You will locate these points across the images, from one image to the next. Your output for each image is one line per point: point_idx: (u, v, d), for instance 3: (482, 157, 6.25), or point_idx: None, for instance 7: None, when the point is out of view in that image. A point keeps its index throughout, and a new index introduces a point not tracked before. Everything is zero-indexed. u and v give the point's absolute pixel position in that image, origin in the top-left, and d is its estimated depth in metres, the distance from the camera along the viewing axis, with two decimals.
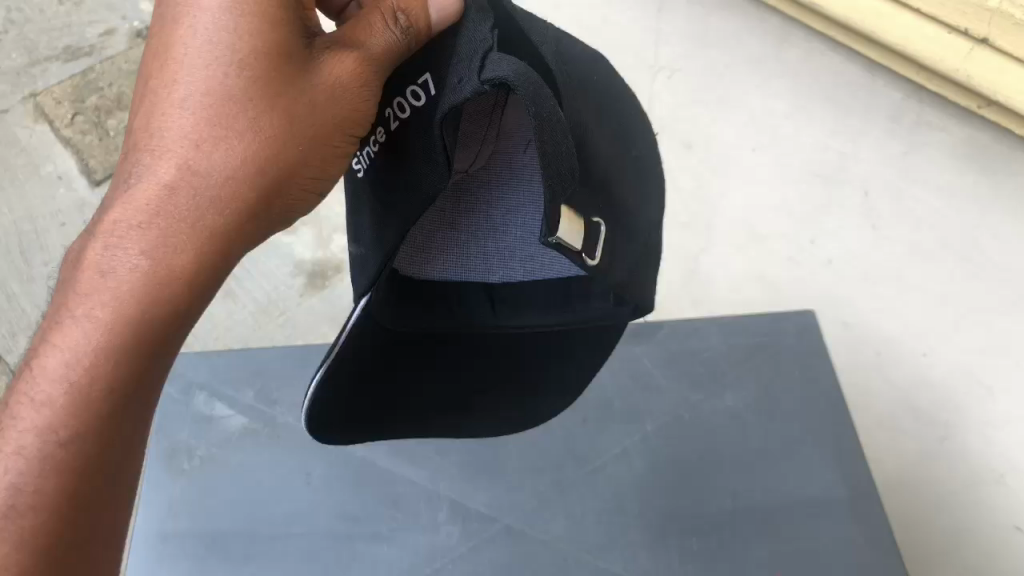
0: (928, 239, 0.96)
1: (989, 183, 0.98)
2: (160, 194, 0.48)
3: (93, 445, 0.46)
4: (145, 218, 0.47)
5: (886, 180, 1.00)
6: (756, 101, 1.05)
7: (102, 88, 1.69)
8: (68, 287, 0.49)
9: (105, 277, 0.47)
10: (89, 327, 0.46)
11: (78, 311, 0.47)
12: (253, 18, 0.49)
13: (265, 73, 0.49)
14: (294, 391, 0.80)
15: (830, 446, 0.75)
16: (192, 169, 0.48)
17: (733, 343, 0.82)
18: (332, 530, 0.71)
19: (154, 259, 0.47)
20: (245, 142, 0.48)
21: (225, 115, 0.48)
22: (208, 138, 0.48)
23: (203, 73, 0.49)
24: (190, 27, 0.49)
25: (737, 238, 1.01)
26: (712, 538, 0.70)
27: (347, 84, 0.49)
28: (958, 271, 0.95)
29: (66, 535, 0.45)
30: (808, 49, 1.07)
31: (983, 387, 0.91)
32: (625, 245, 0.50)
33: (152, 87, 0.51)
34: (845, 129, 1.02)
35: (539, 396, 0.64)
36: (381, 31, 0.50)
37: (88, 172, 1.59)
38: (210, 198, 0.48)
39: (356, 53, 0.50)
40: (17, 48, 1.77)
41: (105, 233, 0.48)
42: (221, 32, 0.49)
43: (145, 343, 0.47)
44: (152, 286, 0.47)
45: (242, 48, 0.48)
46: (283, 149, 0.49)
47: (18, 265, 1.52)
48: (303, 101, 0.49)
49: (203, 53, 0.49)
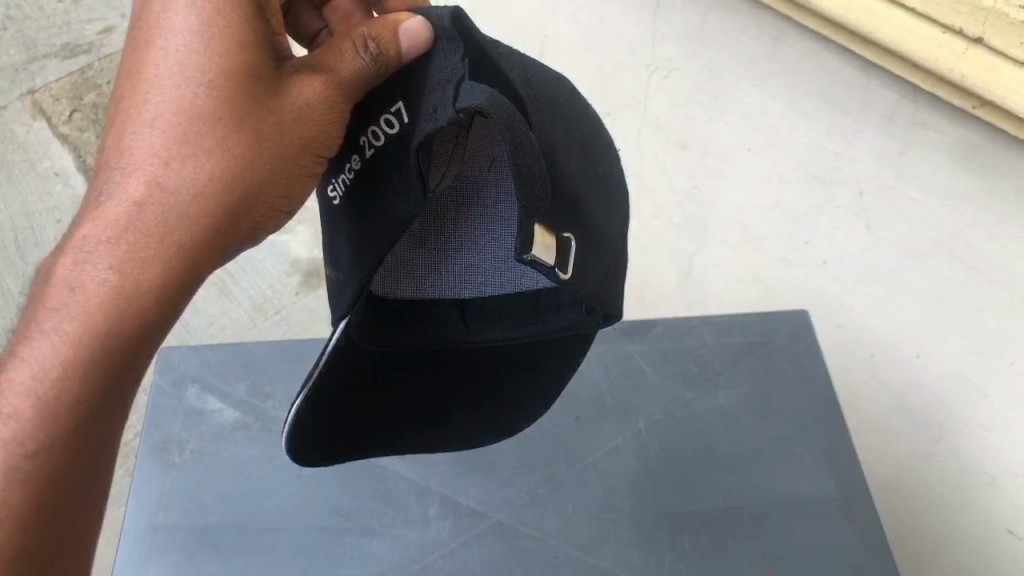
0: (924, 241, 0.86)
1: (984, 188, 0.79)
2: (129, 210, 0.50)
3: (59, 459, 0.47)
4: (114, 234, 0.49)
5: (883, 182, 0.87)
6: (753, 101, 0.93)
7: (101, 85, 1.69)
8: (38, 300, 0.50)
9: (73, 291, 0.49)
10: (59, 340, 0.48)
11: (46, 325, 0.49)
12: (223, 41, 0.51)
13: (234, 94, 0.51)
14: (287, 385, 0.80)
15: (821, 446, 0.75)
16: (161, 184, 0.50)
17: (725, 342, 0.82)
18: (323, 524, 0.71)
19: (121, 274, 0.49)
20: (214, 160, 0.51)
21: (195, 134, 0.50)
22: (178, 156, 0.51)
23: (173, 93, 0.52)
24: (162, 49, 0.52)
25: (734, 238, 1.03)
26: (703, 536, 0.70)
27: (315, 106, 0.51)
28: (951, 272, 0.84)
29: (35, 544, 0.47)
30: (801, 48, 0.88)
31: (975, 388, 0.85)
32: (595, 259, 0.50)
33: (123, 106, 0.53)
34: (841, 127, 0.88)
35: (516, 409, 0.64)
36: (351, 56, 0.52)
37: (85, 169, 1.59)
38: (178, 214, 0.50)
39: (326, 76, 0.51)
40: (16, 45, 1.78)
41: (75, 248, 0.50)
42: (193, 54, 0.52)
43: (116, 354, 0.48)
44: (120, 299, 0.48)
45: (212, 69, 0.51)
46: (251, 168, 0.52)
47: (13, 260, 1.51)
48: (272, 121, 0.52)
49: (174, 74, 0.52)
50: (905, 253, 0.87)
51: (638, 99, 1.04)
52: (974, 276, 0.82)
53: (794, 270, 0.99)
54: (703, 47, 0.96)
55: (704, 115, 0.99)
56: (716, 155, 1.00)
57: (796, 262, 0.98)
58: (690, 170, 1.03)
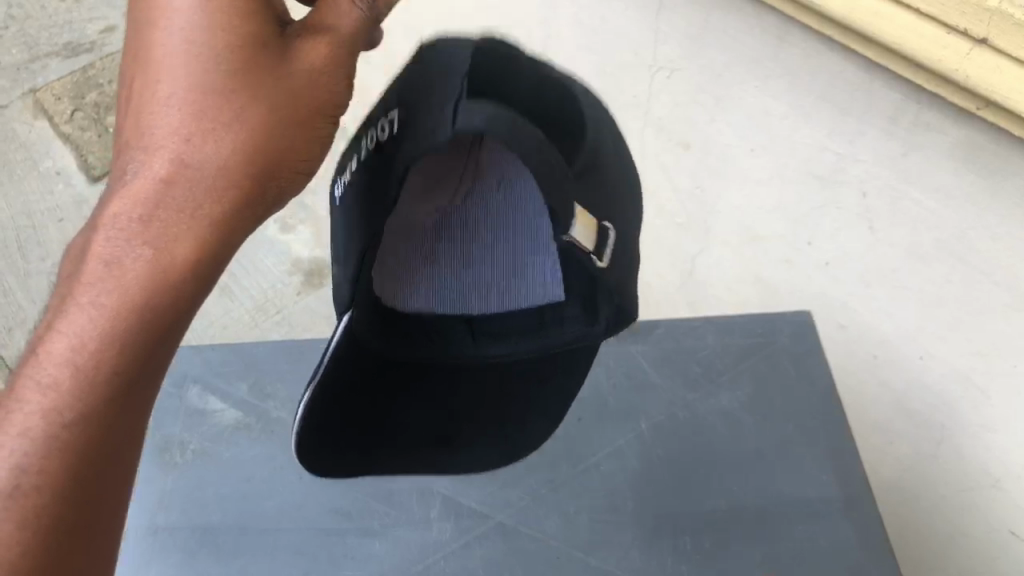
0: (926, 242, 0.84)
1: (988, 188, 0.77)
2: (156, 187, 0.46)
3: (97, 435, 0.47)
4: (145, 213, 0.46)
5: (885, 182, 0.85)
6: (755, 101, 0.93)
7: (101, 84, 1.68)
8: (70, 280, 0.48)
9: (109, 270, 0.47)
10: (97, 318, 0.46)
11: (84, 301, 0.47)
12: (230, 3, 0.46)
13: (249, 62, 0.47)
14: (286, 386, 0.80)
15: (823, 446, 0.75)
16: (185, 160, 0.46)
17: (728, 343, 0.81)
18: (322, 525, 0.71)
19: (157, 253, 0.46)
20: (236, 134, 0.47)
21: (214, 105, 0.46)
22: (199, 131, 0.46)
23: (185, 66, 0.47)
24: (164, 17, 0.47)
25: (737, 240, 1.04)
26: (705, 537, 0.70)
27: (320, 73, 0.48)
28: (953, 274, 0.83)
29: (77, 514, 0.47)
30: (805, 48, 0.85)
31: (978, 390, 0.85)
32: (619, 250, 0.52)
33: (135, 75, 0.48)
34: (843, 128, 0.86)
35: (527, 427, 0.64)
36: (348, 16, 0.49)
37: (86, 168, 1.59)
38: (206, 190, 0.47)
39: (325, 38, 0.48)
40: (17, 44, 1.78)
41: (105, 228, 0.47)
42: (201, 21, 0.47)
43: (157, 329, 0.47)
44: (158, 278, 0.46)
45: (223, 37, 0.46)
46: (275, 137, 0.48)
47: (15, 260, 1.51)
48: (283, 88, 0.48)
49: (184, 41, 0.47)
50: (906, 254, 0.87)
51: (640, 99, 1.04)
52: (975, 277, 0.81)
53: (795, 271, 1.00)
54: (706, 46, 0.94)
55: (705, 115, 0.99)
56: (718, 155, 1.00)
57: (798, 262, 0.99)
58: (692, 172, 1.04)
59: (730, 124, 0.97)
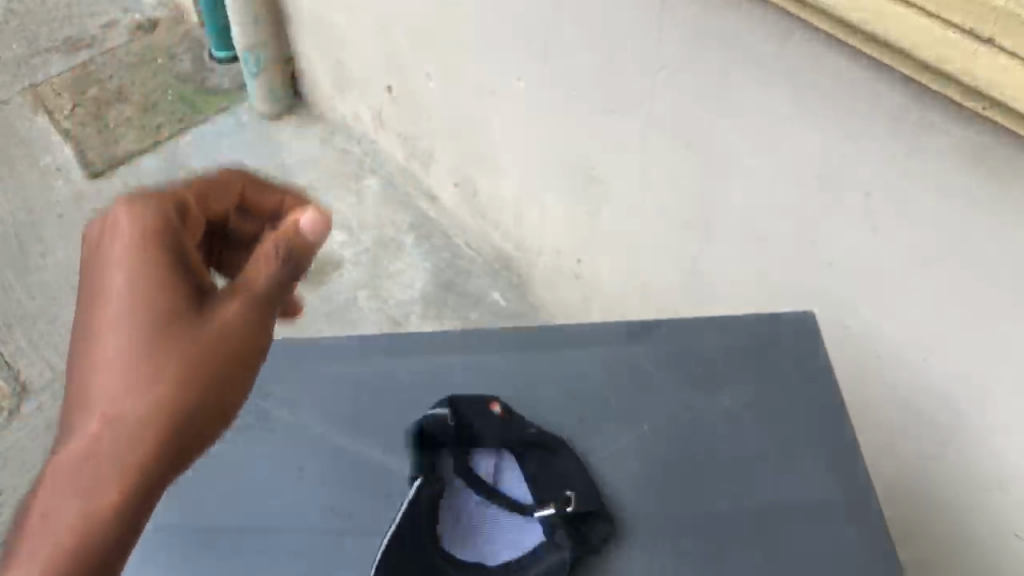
0: (931, 244, 0.82)
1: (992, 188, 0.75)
2: (81, 453, 0.54)
3: None
4: (80, 461, 0.54)
5: (887, 182, 0.83)
6: (755, 102, 0.92)
7: (102, 80, 1.84)
8: (24, 506, 0.56)
9: (43, 526, 0.54)
10: (40, 556, 0.53)
11: (26, 547, 0.53)
12: (151, 276, 0.57)
13: (168, 315, 0.57)
14: (287, 384, 0.79)
15: (827, 447, 0.74)
16: (104, 432, 0.55)
17: (732, 345, 0.81)
18: (320, 525, 0.70)
19: (88, 499, 0.54)
20: (153, 395, 0.56)
21: (138, 358, 0.56)
22: (123, 401, 0.55)
23: (120, 321, 0.56)
24: (105, 289, 0.57)
25: (739, 240, 1.04)
26: (708, 539, 0.69)
27: (238, 324, 0.57)
28: (955, 277, 0.82)
29: None
30: (806, 49, 0.84)
31: (980, 390, 0.85)
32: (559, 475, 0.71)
33: (78, 333, 0.58)
34: (849, 129, 0.84)
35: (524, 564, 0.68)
36: (264, 272, 0.57)
37: (85, 161, 1.69)
38: (133, 439, 0.55)
39: (241, 299, 0.57)
40: (17, 40, 1.93)
41: (44, 484, 0.55)
42: (125, 293, 0.57)
43: (101, 540, 0.54)
44: (85, 528, 0.53)
45: (144, 309, 0.56)
46: (181, 398, 0.56)
47: (15, 256, 1.55)
48: (197, 344, 0.57)
49: (118, 295, 0.57)
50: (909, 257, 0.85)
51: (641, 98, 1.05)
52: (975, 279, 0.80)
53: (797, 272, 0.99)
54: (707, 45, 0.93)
55: (707, 115, 0.98)
56: (720, 156, 1.00)
57: (800, 263, 0.98)
58: (694, 172, 1.04)
59: (732, 124, 0.96)
